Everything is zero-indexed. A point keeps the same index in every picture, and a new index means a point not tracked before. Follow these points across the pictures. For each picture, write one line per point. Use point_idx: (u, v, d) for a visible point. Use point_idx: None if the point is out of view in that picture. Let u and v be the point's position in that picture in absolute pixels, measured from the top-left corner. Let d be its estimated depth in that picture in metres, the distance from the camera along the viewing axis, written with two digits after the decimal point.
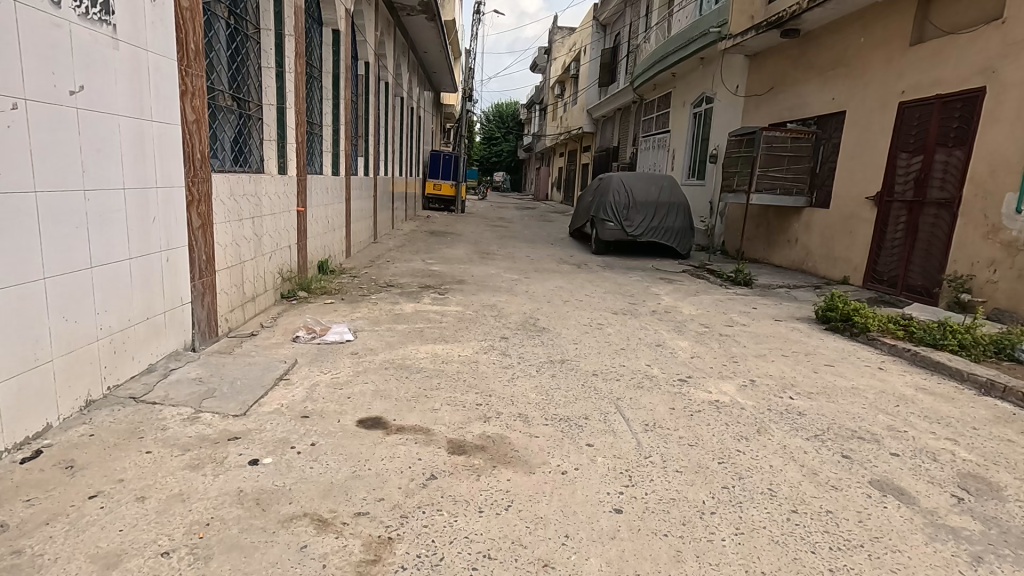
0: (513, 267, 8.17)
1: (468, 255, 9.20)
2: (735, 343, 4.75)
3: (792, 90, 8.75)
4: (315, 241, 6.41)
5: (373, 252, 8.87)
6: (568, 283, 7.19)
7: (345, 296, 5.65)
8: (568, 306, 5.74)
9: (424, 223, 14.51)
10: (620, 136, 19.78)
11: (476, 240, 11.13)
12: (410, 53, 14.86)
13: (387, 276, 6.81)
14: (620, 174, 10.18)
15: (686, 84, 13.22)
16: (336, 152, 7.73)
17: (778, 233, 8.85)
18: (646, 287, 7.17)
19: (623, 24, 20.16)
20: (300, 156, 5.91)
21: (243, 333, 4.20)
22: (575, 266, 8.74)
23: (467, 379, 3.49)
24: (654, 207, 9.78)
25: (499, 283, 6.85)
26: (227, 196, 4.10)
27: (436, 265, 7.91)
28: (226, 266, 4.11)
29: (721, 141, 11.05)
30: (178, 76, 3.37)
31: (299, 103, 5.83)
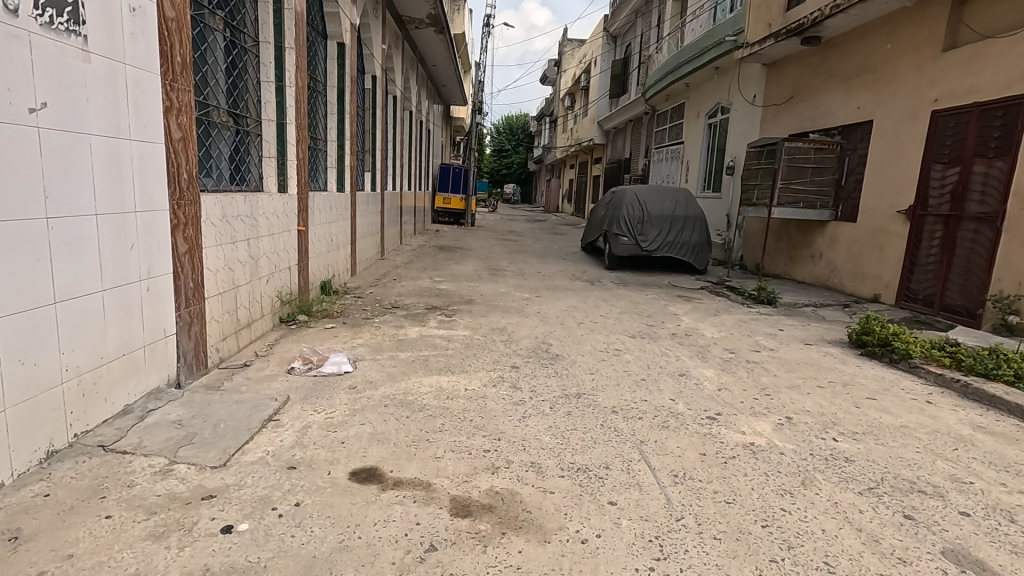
0: (524, 285, 7.86)
1: (477, 271, 8.91)
2: (764, 371, 4.40)
3: (813, 99, 8.42)
4: (318, 261, 6.16)
5: (379, 269, 8.61)
6: (582, 302, 6.87)
7: (348, 319, 5.36)
8: (583, 329, 5.41)
9: (433, 237, 14.28)
10: (632, 147, 19.50)
11: (486, 256, 10.85)
12: (419, 66, 14.74)
13: (393, 297, 6.54)
14: (634, 187, 9.87)
15: (700, 94, 12.92)
16: (341, 168, 7.51)
17: (801, 248, 8.47)
18: (664, 306, 6.82)
19: (634, 35, 19.96)
20: (301, 173, 5.68)
21: (235, 363, 3.92)
22: (588, 284, 8.41)
23: (473, 419, 3.17)
24: (669, 220, 9.45)
25: (510, 303, 6.54)
26: (219, 218, 3.84)
27: (443, 284, 7.62)
28: (218, 292, 3.85)
29: (738, 152, 10.71)
30: (161, 91, 3.13)
31: (300, 119, 5.61)
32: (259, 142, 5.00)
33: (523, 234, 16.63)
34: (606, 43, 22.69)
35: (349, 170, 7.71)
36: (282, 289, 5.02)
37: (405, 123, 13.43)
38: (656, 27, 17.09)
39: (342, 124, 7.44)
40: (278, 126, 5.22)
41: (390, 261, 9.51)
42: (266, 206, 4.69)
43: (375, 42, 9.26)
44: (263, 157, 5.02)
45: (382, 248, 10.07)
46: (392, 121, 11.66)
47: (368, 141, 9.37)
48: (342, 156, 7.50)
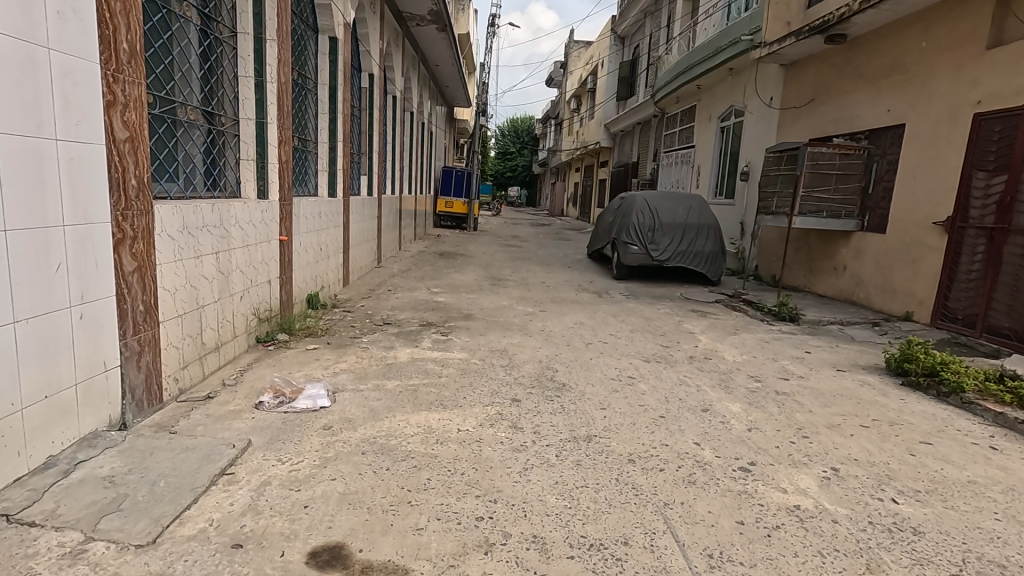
0: (527, 297, 7.38)
1: (479, 282, 8.43)
2: (797, 405, 3.90)
3: (837, 102, 7.91)
4: (304, 273, 5.69)
5: (375, 279, 8.15)
6: (589, 318, 6.38)
7: (333, 338, 4.89)
8: (591, 351, 4.93)
9: (434, 243, 13.80)
10: (640, 151, 19.00)
11: (488, 264, 10.38)
12: (421, 66, 14.31)
13: (385, 311, 6.06)
14: (645, 193, 9.38)
15: (712, 97, 12.42)
16: (333, 171, 7.05)
17: (823, 260, 7.95)
18: (679, 324, 6.31)
19: (642, 36, 19.50)
20: (285, 177, 5.21)
21: (197, 396, 3.44)
22: (595, 296, 7.92)
23: (464, 473, 2.68)
24: (681, 229, 8.95)
25: (512, 319, 6.06)
26: (180, 230, 3.37)
27: (441, 296, 7.14)
28: (178, 315, 3.37)
29: (753, 157, 10.20)
30: (102, 83, 2.66)
31: (284, 118, 5.16)
32: (235, 144, 4.58)
33: (527, 240, 16.14)
34: (614, 44, 22.23)
35: (341, 174, 7.26)
36: (259, 305, 4.55)
37: (406, 124, 12.98)
38: (665, 27, 16.62)
39: (334, 125, 6.99)
40: (259, 126, 4.78)
41: (387, 270, 9.05)
42: (241, 215, 4.22)
43: (373, 39, 8.82)
44: (239, 160, 4.62)
45: (378, 255, 9.61)
46: (391, 123, 11.21)
47: (364, 143, 8.92)
48: (334, 159, 7.04)
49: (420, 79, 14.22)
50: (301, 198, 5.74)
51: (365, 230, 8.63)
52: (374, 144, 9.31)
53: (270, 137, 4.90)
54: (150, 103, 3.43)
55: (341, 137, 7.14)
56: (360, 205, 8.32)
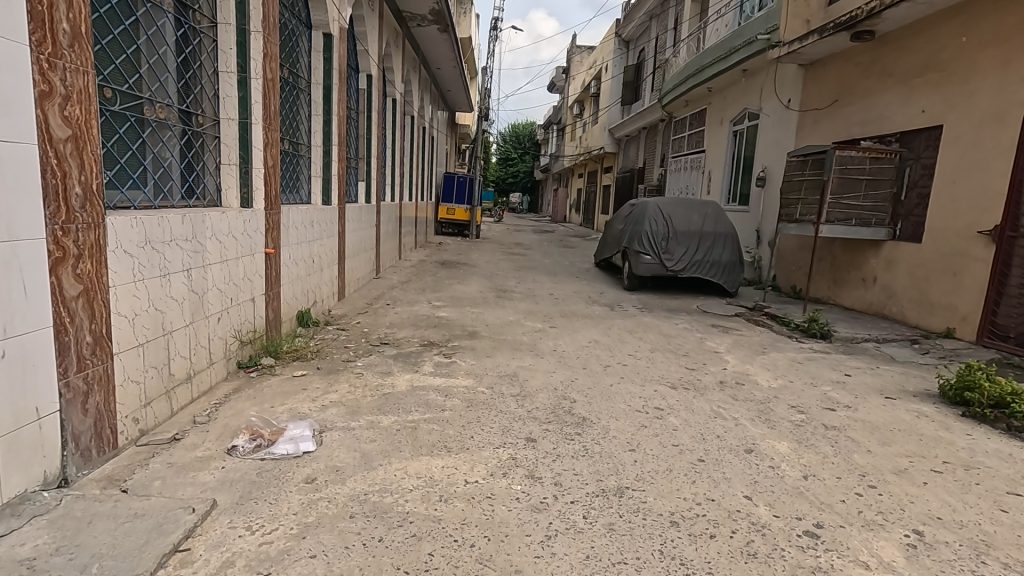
0: (535, 311, 6.90)
1: (484, 294, 7.95)
2: (851, 443, 3.41)
3: (865, 103, 7.45)
4: (294, 288, 5.21)
5: (373, 292, 7.67)
6: (603, 335, 5.90)
7: (324, 362, 4.41)
8: (611, 376, 4.45)
9: (435, 251, 13.34)
10: (646, 156, 18.57)
11: (492, 273, 9.92)
12: (422, 69, 13.89)
13: (384, 329, 5.58)
14: (658, 200, 8.92)
15: (725, 99, 11.96)
16: (327, 177, 6.58)
17: (850, 271, 7.46)
18: (701, 342, 5.82)
19: (648, 40, 19.12)
20: (272, 184, 4.74)
21: (160, 438, 2.95)
22: (607, 309, 7.45)
23: (474, 546, 2.19)
24: (697, 237, 8.48)
25: (521, 338, 5.57)
26: (141, 244, 2.89)
27: (443, 310, 6.65)
28: (139, 344, 2.89)
29: (770, 161, 9.73)
30: (33, 68, 2.22)
31: (270, 119, 4.71)
32: (216, 146, 4.12)
33: (531, 247, 15.69)
34: (618, 48, 21.84)
35: (337, 180, 6.80)
36: (240, 327, 4.07)
37: (406, 129, 12.56)
38: (672, 29, 16.20)
39: (329, 128, 6.53)
40: (242, 127, 4.32)
41: (386, 281, 8.57)
42: (220, 226, 3.75)
43: (371, 38, 8.39)
44: (220, 164, 4.15)
45: (378, 265, 9.15)
46: (391, 127, 10.78)
47: (360, 148, 8.47)
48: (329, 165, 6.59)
49: (422, 83, 13.82)
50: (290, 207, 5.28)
51: (363, 240, 8.17)
52: (373, 148, 8.85)
53: (255, 140, 4.45)
54: (108, 98, 2.99)
55: (337, 141, 6.68)
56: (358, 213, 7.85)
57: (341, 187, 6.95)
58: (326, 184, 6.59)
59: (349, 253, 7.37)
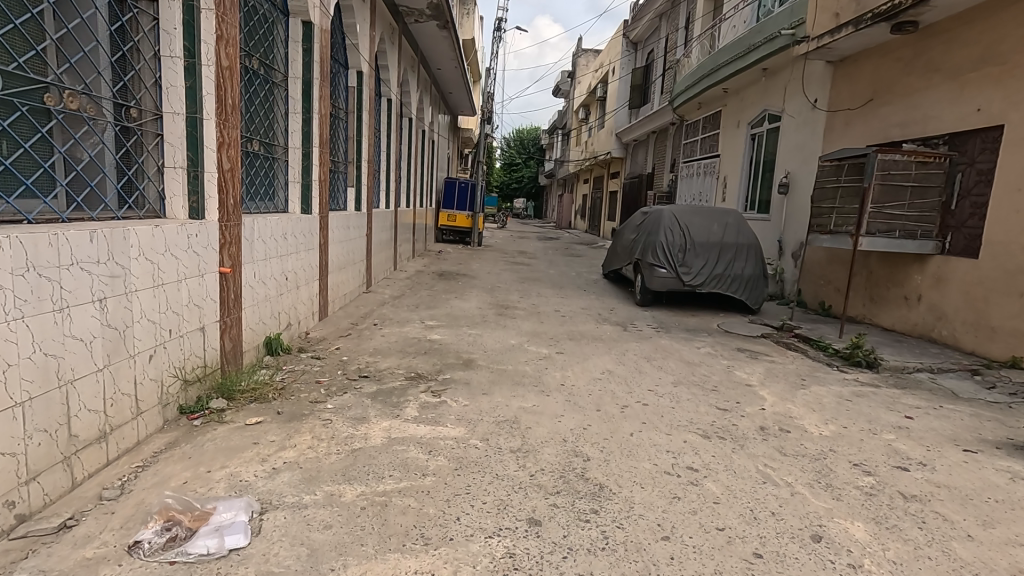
0: (540, 333, 6.18)
1: (483, 311, 7.24)
2: (942, 523, 2.67)
3: (907, 101, 6.72)
4: (260, 310, 4.51)
5: (360, 309, 6.95)
6: (616, 363, 5.18)
7: (287, 403, 3.69)
8: (630, 422, 3.72)
9: (434, 261, 12.64)
10: (655, 161, 17.86)
11: (493, 286, 9.22)
12: (421, 69, 13.24)
13: (366, 356, 4.86)
14: (673, 207, 8.18)
15: (743, 100, 11.23)
16: (307, 182, 5.89)
17: (889, 287, 6.72)
18: (730, 372, 5.09)
19: (657, 41, 18.45)
20: (228, 189, 4.05)
21: (45, 526, 2.24)
22: (619, 329, 6.72)
23: None
24: (717, 249, 7.76)
25: (523, 367, 4.85)
26: (22, 269, 2.19)
27: (437, 332, 5.93)
28: (17, 403, 2.19)
29: (795, 166, 9.01)
30: None
31: (226, 113, 4.04)
32: (158, 145, 3.47)
33: (535, 256, 14.99)
34: (626, 50, 21.18)
35: (318, 186, 6.11)
36: (183, 363, 3.37)
37: (404, 132, 11.90)
38: (684, 29, 15.51)
39: (307, 127, 5.85)
40: (191, 124, 3.68)
41: (376, 296, 7.88)
42: (152, 244, 3.05)
43: (363, 31, 7.72)
44: (162, 167, 3.51)
45: (369, 278, 8.45)
46: (386, 129, 10.11)
47: (350, 150, 7.80)
48: (308, 169, 5.92)
49: (421, 84, 13.19)
50: (251, 213, 4.57)
51: (351, 251, 7.48)
52: (365, 152, 8.18)
53: (207, 139, 3.80)
54: None
55: (316, 142, 5.99)
56: (345, 221, 7.16)
57: (323, 193, 6.27)
58: (304, 190, 5.90)
59: (334, 267, 6.67)
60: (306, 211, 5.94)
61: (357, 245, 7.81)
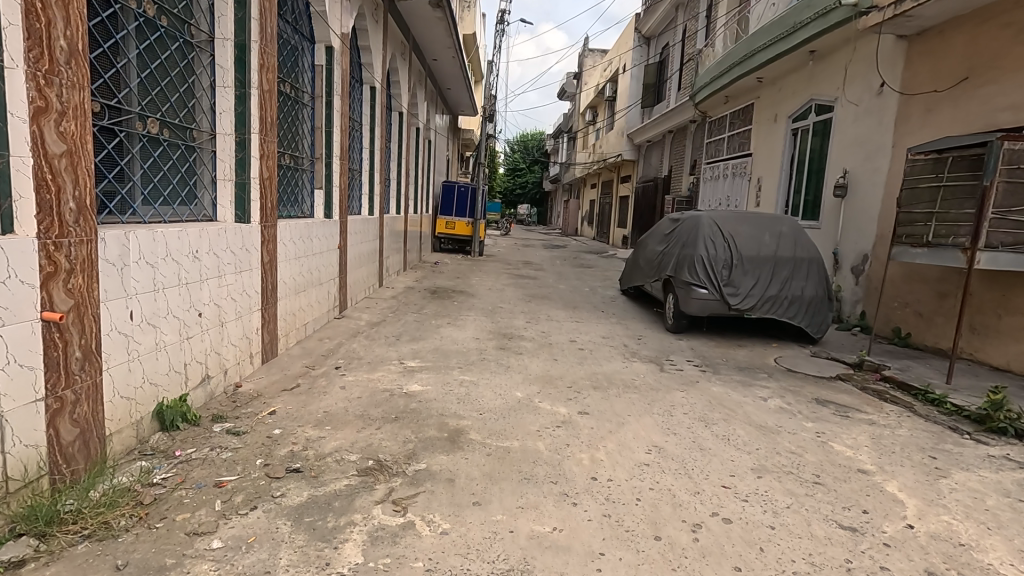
0: (555, 379, 4.71)
1: (480, 343, 5.76)
2: None
3: (1020, 77, 5.26)
4: (147, 368, 3.06)
5: (325, 343, 5.48)
6: (663, 432, 3.70)
7: (142, 541, 2.22)
8: (715, 572, 2.24)
9: (430, 274, 11.20)
10: (672, 163, 16.43)
11: (494, 308, 7.77)
12: (415, 60, 11.89)
13: (308, 428, 3.38)
14: (712, 213, 6.74)
15: (782, 91, 9.78)
16: (243, 181, 4.46)
17: (1001, 315, 5.21)
18: (826, 447, 3.60)
19: (673, 34, 17.10)
20: (73, 188, 2.55)
21: None
22: (655, 370, 5.24)
23: None
24: (770, 265, 6.29)
25: (533, 444, 3.38)
26: None
27: (418, 381, 4.44)
28: None
29: (855, 164, 7.56)
30: None
31: (57, 63, 2.44)
32: None
33: (542, 268, 13.56)
34: (638, 45, 19.81)
35: (260, 186, 4.66)
36: None
37: (394, 129, 10.52)
38: (704, 17, 14.15)
39: (239, 107, 4.41)
40: None
41: (349, 323, 6.40)
42: None
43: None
44: None
45: (344, 299, 6.99)
46: (368, 123, 8.71)
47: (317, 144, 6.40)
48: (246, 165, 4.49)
49: (415, 76, 11.88)
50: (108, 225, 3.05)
51: (318, 269, 6.02)
52: (337, 146, 6.76)
53: (13, 100, 2.25)
54: None
55: (256, 128, 4.57)
56: (307, 231, 5.71)
57: (268, 195, 4.82)
58: (240, 192, 4.45)
59: (289, 291, 5.20)
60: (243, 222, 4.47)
61: (327, 261, 6.35)
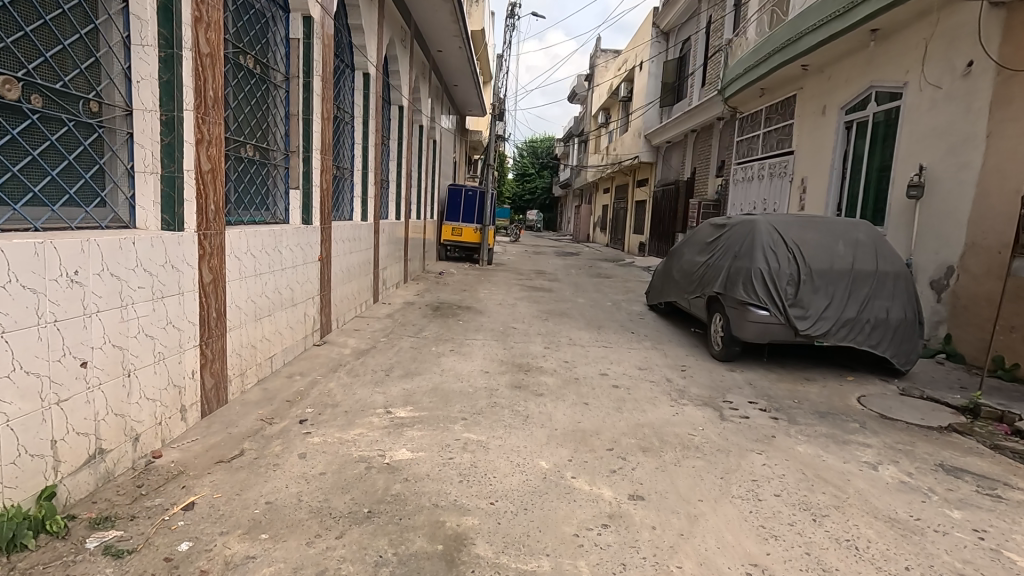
0: (589, 437, 3.56)
1: (490, 381, 4.62)
2: None
3: None
4: None
5: (296, 381, 4.37)
6: (755, 534, 2.55)
7: None
8: None
9: (434, 286, 10.09)
10: (696, 164, 15.25)
11: (506, 329, 6.63)
12: (419, 51, 10.84)
13: (233, 540, 2.25)
14: (769, 218, 5.59)
15: (834, 79, 8.60)
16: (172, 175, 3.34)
17: None
18: (1008, 564, 2.41)
19: (695, 26, 15.97)
20: None
21: None
22: (715, 420, 4.08)
23: None
24: (848, 282, 5.10)
25: (572, 563, 2.24)
26: None
27: (406, 443, 3.31)
28: None
29: (933, 159, 6.38)
30: None
31: None
32: None
33: (556, 278, 12.42)
34: (656, 40, 18.69)
35: (196, 183, 3.53)
36: None
37: (394, 124, 9.43)
38: (732, 4, 13.02)
39: (164, 76, 3.29)
40: None
41: (331, 351, 5.28)
42: None
43: None
44: None
45: (328, 322, 5.90)
46: (361, 116, 7.65)
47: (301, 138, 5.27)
48: (176, 154, 3.35)
49: (418, 68, 10.83)
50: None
51: (294, 287, 4.92)
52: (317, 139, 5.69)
53: None
54: None
55: (192, 105, 3.46)
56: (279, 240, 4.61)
57: (211, 196, 3.70)
58: (168, 189, 3.33)
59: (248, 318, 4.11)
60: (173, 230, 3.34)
61: (306, 277, 5.26)
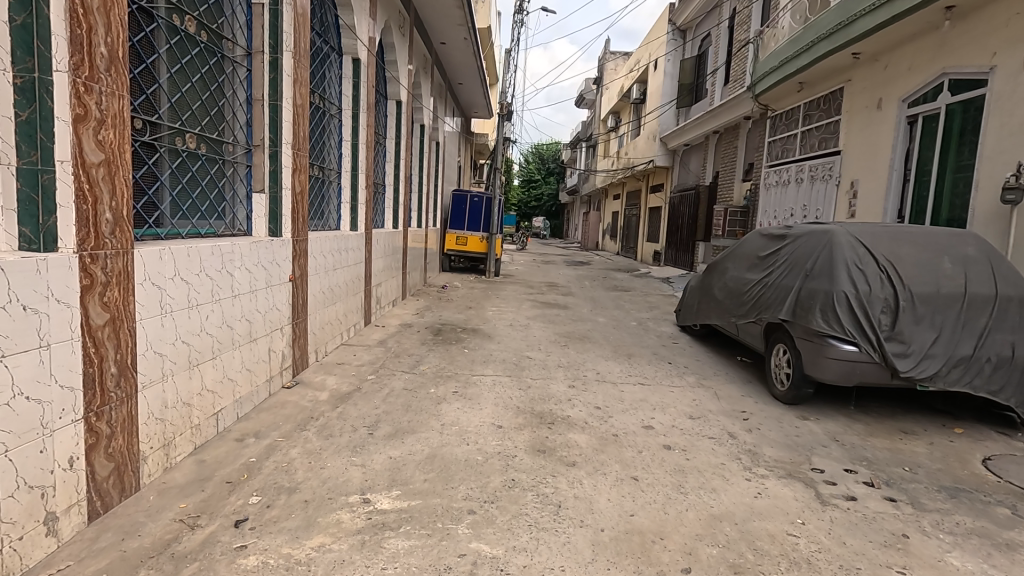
0: (651, 547, 2.47)
1: (505, 444, 3.52)
2: None
3: None
4: None
5: (248, 446, 3.28)
6: None
7: None
8: None
9: (436, 303, 9.00)
10: (719, 168, 14.16)
11: (521, 361, 5.54)
12: (420, 43, 9.87)
13: None
14: (850, 228, 4.50)
15: (893, 68, 7.57)
16: (27, 159, 2.79)
17: None
18: None
19: (716, 22, 14.97)
20: None
21: None
22: (815, 506, 2.98)
23: None
24: (959, 310, 4.02)
25: None
26: None
27: (387, 567, 2.22)
28: None
29: None
30: None
31: None
32: None
33: (571, 292, 11.32)
34: (672, 38, 17.70)
35: (74, 182, 2.99)
36: None
37: (392, 122, 8.39)
38: None
39: (17, 17, 2.72)
40: None
41: (303, 394, 4.21)
42: None
43: None
44: None
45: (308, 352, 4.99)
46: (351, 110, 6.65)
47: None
48: (37, 139, 2.81)
49: (419, 61, 9.82)
50: None
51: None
52: (286, 129, 5.16)
53: None
54: None
55: (65, 65, 2.89)
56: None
57: (104, 202, 3.17)
58: (29, 187, 2.80)
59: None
60: (37, 249, 2.82)
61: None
